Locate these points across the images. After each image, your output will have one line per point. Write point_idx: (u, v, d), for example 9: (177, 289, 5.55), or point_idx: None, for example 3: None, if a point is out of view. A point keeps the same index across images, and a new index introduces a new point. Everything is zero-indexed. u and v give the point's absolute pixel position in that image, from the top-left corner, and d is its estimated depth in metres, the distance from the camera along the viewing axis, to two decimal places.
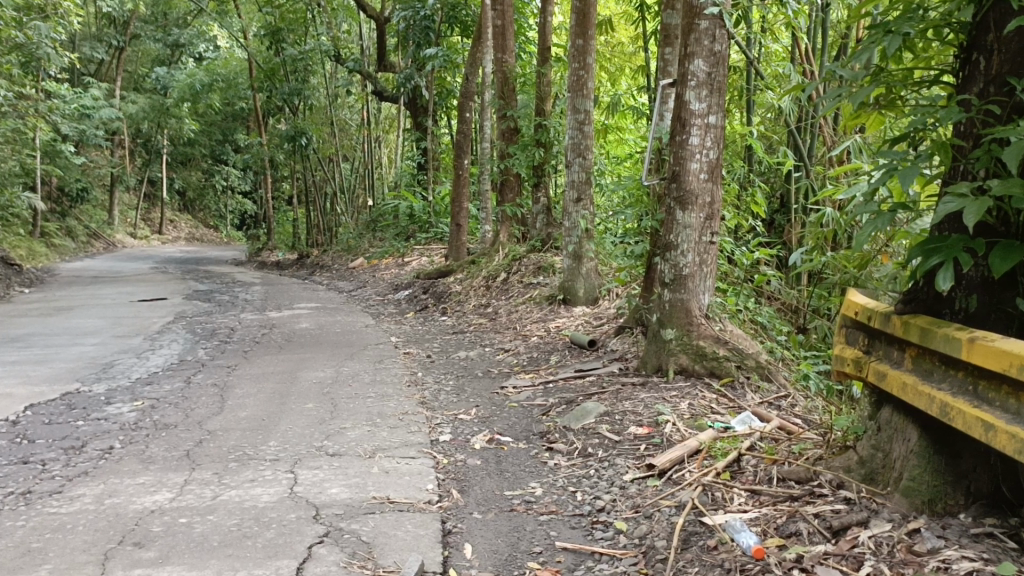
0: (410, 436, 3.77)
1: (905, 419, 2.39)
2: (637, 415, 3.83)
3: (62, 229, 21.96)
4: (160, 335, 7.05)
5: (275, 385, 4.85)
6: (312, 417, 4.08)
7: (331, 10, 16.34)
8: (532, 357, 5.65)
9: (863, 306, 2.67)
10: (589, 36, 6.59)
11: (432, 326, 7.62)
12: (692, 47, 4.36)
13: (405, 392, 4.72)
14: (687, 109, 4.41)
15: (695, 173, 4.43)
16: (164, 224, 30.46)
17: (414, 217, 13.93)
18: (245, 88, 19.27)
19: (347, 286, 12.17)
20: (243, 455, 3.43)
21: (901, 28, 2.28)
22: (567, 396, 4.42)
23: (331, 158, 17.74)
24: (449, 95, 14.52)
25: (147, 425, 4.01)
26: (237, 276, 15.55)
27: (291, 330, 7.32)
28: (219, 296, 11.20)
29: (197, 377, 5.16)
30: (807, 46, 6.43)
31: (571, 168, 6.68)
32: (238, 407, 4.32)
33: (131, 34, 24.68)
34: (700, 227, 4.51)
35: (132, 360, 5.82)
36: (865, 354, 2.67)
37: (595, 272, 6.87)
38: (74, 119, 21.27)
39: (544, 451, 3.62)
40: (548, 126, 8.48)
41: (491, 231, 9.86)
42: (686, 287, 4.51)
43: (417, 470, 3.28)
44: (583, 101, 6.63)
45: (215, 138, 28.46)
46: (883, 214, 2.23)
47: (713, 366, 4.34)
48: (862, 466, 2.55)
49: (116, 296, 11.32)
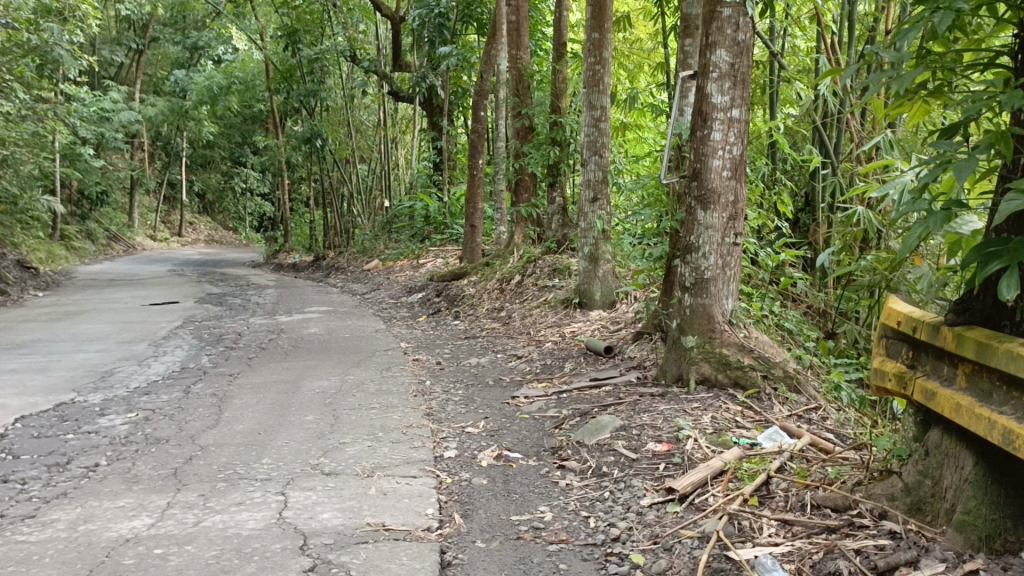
0: (413, 452, 3.54)
1: (958, 443, 2.14)
2: (656, 429, 3.57)
3: (82, 232, 21.99)
4: (165, 341, 6.87)
5: (276, 395, 4.64)
6: (311, 430, 3.86)
7: (346, 10, 16.22)
8: (546, 364, 5.41)
9: (908, 315, 2.41)
10: (606, 29, 6.31)
11: (444, 331, 7.39)
12: (714, 36, 4.09)
13: (411, 403, 4.49)
14: (708, 102, 4.14)
15: (717, 170, 4.15)
16: (184, 226, 30.52)
17: (429, 218, 13.73)
18: (262, 90, 19.18)
19: (361, 289, 12.00)
20: (233, 474, 3.21)
21: (954, 1, 2.01)
22: (582, 407, 4.17)
23: (347, 160, 17.62)
24: (465, 94, 14.30)
25: (137, 439, 3.80)
26: (253, 278, 15.43)
27: (300, 335, 7.13)
28: (231, 299, 11.05)
29: (197, 387, 4.94)
30: (833, 39, 6.16)
31: (587, 167, 6.43)
32: (234, 420, 4.10)
33: (150, 37, 24.68)
34: (723, 228, 4.22)
35: (133, 367, 5.63)
36: (909, 368, 2.40)
37: (612, 274, 6.62)
38: (93, 122, 21.28)
39: (556, 469, 3.37)
40: (563, 124, 8.23)
41: (506, 233, 9.62)
42: (708, 292, 4.25)
43: (418, 492, 3.04)
44: (599, 96, 6.37)
45: (234, 141, 28.44)
46: (934, 213, 1.97)
47: (737, 376, 4.09)
48: (908, 494, 2.30)
49: (128, 299, 11.20)
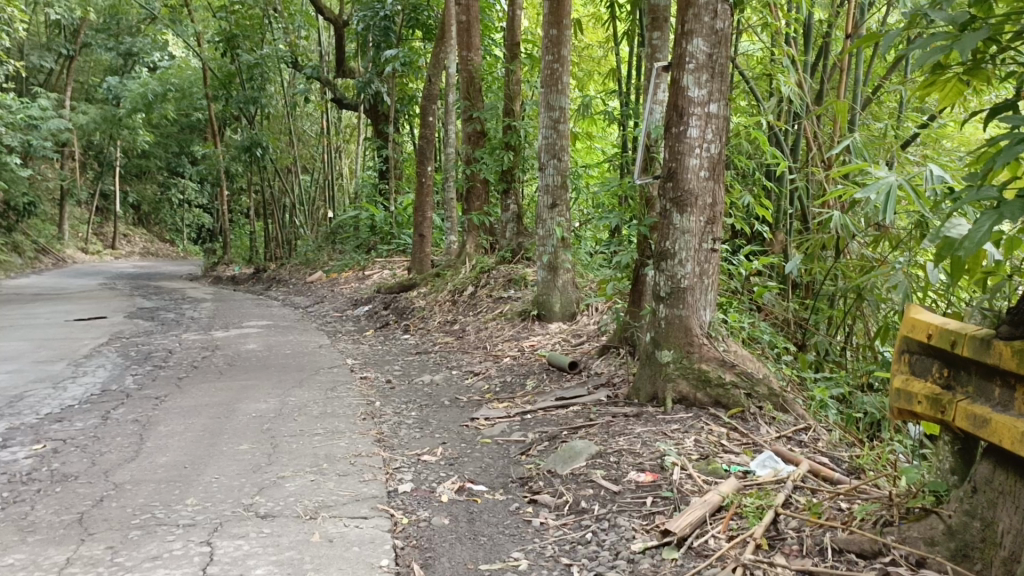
0: (362, 487, 3.09)
1: (1017, 479, 1.81)
2: (637, 456, 3.20)
3: (7, 245, 20.76)
4: (85, 360, 6.24)
5: (206, 421, 4.11)
6: (246, 462, 3.37)
7: (288, 15, 15.71)
8: (505, 382, 5.00)
9: (941, 326, 2.07)
10: (564, 26, 5.94)
11: (393, 345, 6.92)
12: (690, 24, 3.76)
13: (359, 427, 4.03)
14: (684, 96, 3.80)
15: (694, 170, 3.81)
16: (117, 238, 29.27)
17: (375, 228, 13.28)
18: (200, 97, 18.34)
19: (304, 302, 11.45)
20: (149, 520, 2.70)
21: None
22: (550, 430, 3.78)
23: (289, 169, 17.02)
24: (412, 101, 13.88)
25: (41, 475, 3.25)
26: (189, 292, 14.69)
27: (234, 351, 6.58)
28: (163, 314, 10.35)
29: (116, 412, 4.38)
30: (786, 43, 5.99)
31: (545, 171, 6.08)
32: (156, 450, 3.58)
33: (82, 42, 23.48)
34: (700, 233, 3.87)
35: (46, 390, 5.01)
36: (943, 388, 2.07)
37: (573, 284, 6.25)
38: (19, 130, 20.09)
39: (527, 504, 2.96)
40: (518, 128, 7.89)
41: (456, 242, 9.22)
42: (685, 302, 3.89)
43: (369, 537, 2.60)
44: (558, 97, 6.00)
45: (171, 151, 27.38)
46: (1007, 203, 1.66)
47: (718, 394, 3.77)
48: (951, 538, 1.98)
49: (51, 315, 10.38)
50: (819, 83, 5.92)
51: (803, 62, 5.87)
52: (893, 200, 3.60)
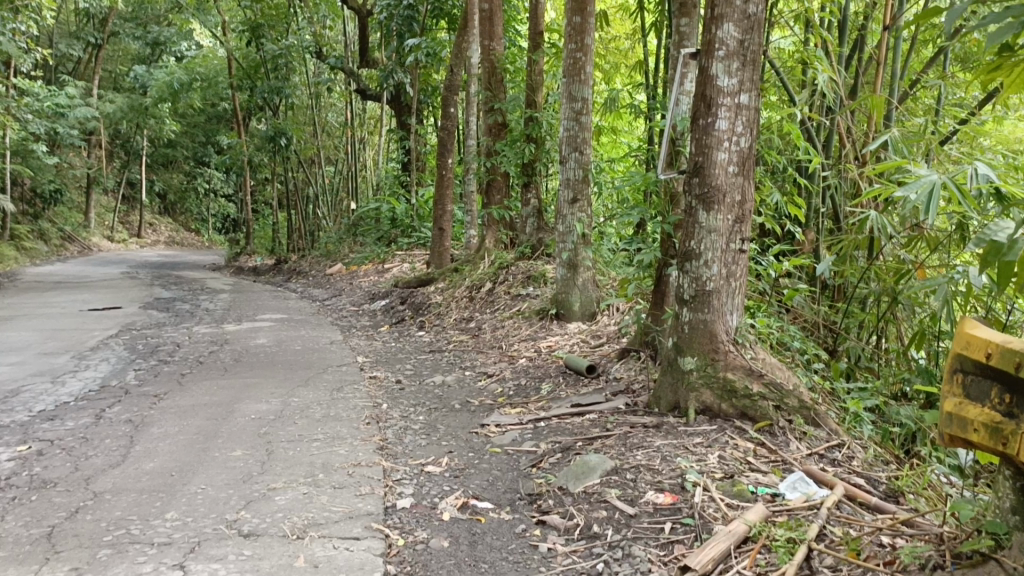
0: (359, 502, 2.87)
1: None
2: (656, 474, 2.95)
3: (34, 232, 20.83)
4: (91, 353, 6.08)
5: (201, 423, 3.92)
6: (237, 471, 3.16)
7: (313, 5, 15.45)
8: (519, 386, 4.76)
9: (1007, 347, 1.79)
10: (588, 13, 5.69)
11: (407, 343, 6.72)
12: (720, 8, 3.48)
13: (362, 433, 3.81)
14: (713, 85, 3.52)
15: (722, 165, 3.53)
16: (143, 227, 29.38)
17: (396, 221, 13.12)
18: (225, 87, 18.23)
19: (322, 295, 11.29)
20: (123, 537, 2.51)
21: None
22: (563, 440, 3.54)
23: (312, 160, 16.89)
24: (435, 92, 13.66)
25: (18, 481, 3.06)
26: (209, 282, 14.59)
27: (243, 346, 6.40)
28: (179, 305, 10.22)
29: (110, 411, 4.20)
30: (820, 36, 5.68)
31: (566, 164, 5.82)
32: (144, 456, 3.38)
33: (110, 31, 23.52)
34: (728, 232, 3.59)
35: (44, 385, 4.85)
36: (1007, 417, 1.79)
37: (593, 283, 6.00)
38: (46, 117, 20.13)
39: (534, 526, 2.72)
40: (540, 119, 7.60)
41: (476, 237, 8.99)
42: (710, 306, 3.62)
43: (358, 562, 2.38)
44: (580, 87, 5.73)
45: (197, 140, 27.39)
46: None
47: (744, 406, 3.51)
48: None
49: (68, 304, 10.28)
50: (854, 77, 5.61)
51: (837, 55, 5.55)
52: (936, 200, 3.28)
